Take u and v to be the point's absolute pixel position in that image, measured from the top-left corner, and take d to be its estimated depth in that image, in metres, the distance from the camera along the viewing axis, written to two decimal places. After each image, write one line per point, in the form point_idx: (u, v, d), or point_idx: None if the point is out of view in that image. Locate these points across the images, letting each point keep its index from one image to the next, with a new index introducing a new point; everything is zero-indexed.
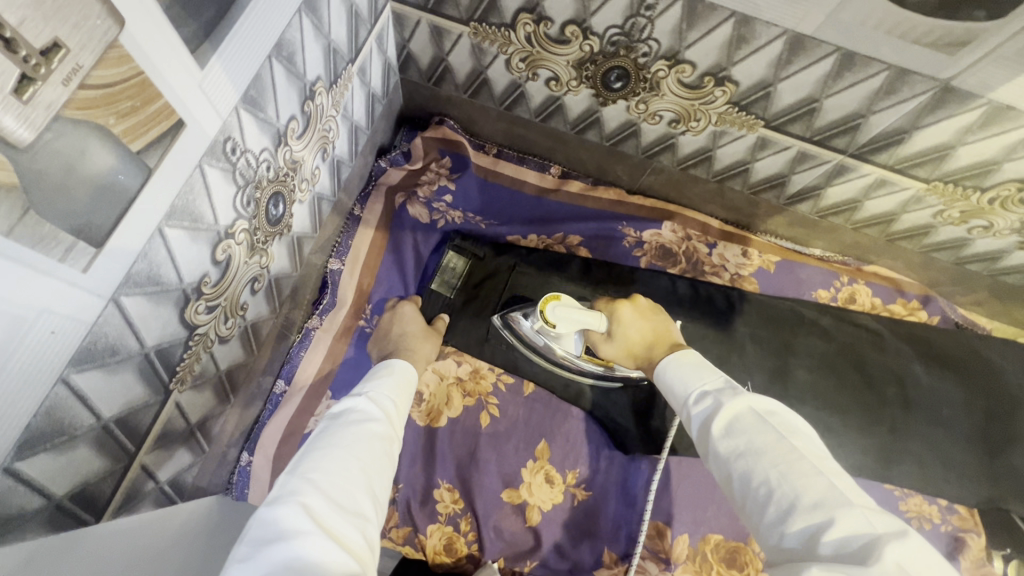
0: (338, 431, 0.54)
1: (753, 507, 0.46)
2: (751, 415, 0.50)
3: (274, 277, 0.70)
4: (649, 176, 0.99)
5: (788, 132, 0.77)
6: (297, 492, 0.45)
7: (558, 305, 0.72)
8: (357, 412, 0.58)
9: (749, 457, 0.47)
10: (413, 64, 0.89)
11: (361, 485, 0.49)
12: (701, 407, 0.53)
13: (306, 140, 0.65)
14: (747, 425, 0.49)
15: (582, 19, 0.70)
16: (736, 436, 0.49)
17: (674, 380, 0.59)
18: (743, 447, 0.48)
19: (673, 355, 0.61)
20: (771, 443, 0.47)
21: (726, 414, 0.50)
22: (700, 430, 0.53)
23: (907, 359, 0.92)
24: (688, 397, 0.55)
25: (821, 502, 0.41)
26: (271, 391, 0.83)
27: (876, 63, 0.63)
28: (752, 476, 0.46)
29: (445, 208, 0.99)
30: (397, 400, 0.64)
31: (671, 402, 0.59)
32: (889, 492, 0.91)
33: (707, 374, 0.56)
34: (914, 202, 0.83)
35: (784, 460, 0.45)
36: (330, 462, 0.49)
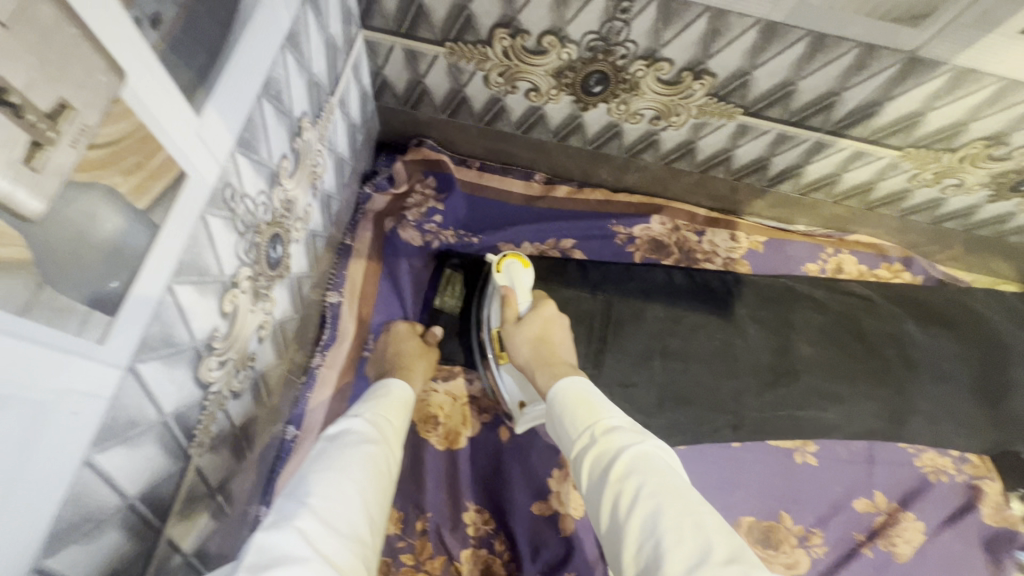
0: (339, 455, 0.51)
1: (652, 560, 0.42)
2: (655, 459, 0.49)
3: (278, 323, 0.68)
4: (634, 175, 1.00)
5: (766, 116, 0.79)
6: (294, 516, 0.42)
7: (515, 265, 0.80)
8: (353, 435, 0.55)
9: (655, 502, 0.45)
10: (388, 90, 0.88)
11: (354, 506, 0.47)
12: (606, 442, 0.52)
13: (297, 177, 0.64)
14: (651, 467, 0.48)
15: (559, 28, 0.70)
16: (642, 475, 0.47)
17: (568, 414, 0.58)
18: (651, 488, 0.46)
19: (572, 384, 0.61)
20: (671, 493, 0.45)
21: (637, 452, 0.49)
22: (597, 470, 0.51)
23: (900, 319, 0.97)
24: (594, 427, 0.54)
25: (732, 558, 0.40)
26: (282, 439, 0.80)
27: (846, 43, 0.65)
28: (658, 522, 0.44)
29: (436, 229, 0.96)
30: (393, 420, 0.61)
31: (566, 434, 0.57)
32: (903, 451, 0.94)
33: (607, 411, 0.56)
34: (890, 169, 0.87)
35: (691, 509, 0.44)
36: (325, 485, 0.47)
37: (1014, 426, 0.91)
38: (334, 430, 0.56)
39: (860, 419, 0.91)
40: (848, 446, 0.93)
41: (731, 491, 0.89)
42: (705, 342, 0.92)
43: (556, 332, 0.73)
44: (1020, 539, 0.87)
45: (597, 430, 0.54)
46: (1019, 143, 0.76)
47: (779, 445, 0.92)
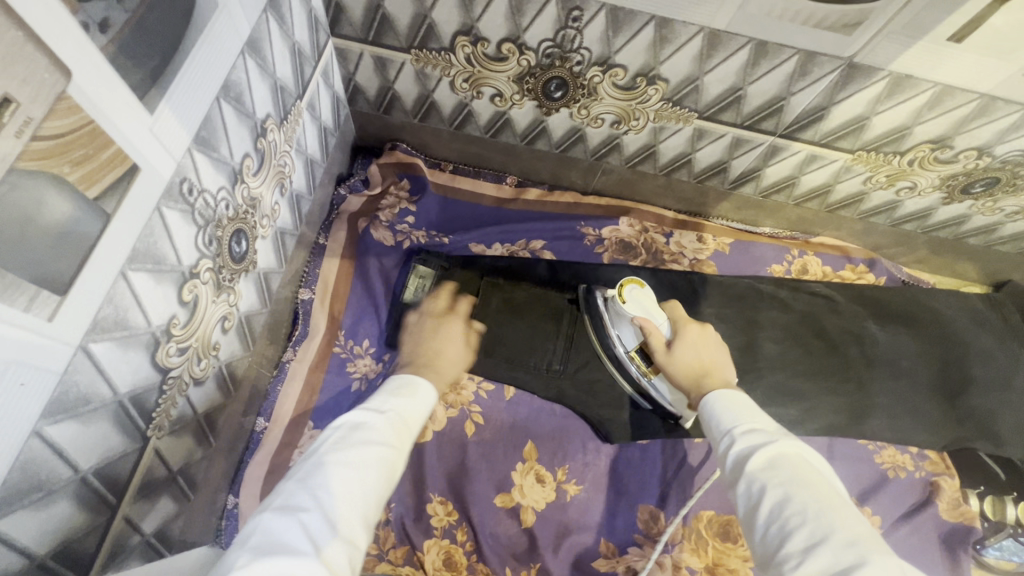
0: (354, 449, 0.52)
1: (779, 540, 0.45)
2: (793, 457, 0.51)
3: (244, 315, 0.70)
4: (601, 178, 1.03)
5: (720, 120, 0.83)
6: (296, 508, 0.45)
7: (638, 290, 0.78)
8: (374, 431, 0.56)
9: (787, 491, 0.48)
10: (361, 95, 0.91)
11: (353, 507, 0.48)
12: (744, 441, 0.54)
13: (262, 177, 0.67)
14: (788, 466, 0.50)
15: (516, 35, 0.74)
16: (781, 471, 0.49)
17: (715, 411, 0.61)
18: (787, 479, 0.48)
19: (723, 390, 0.63)
20: (806, 485, 0.47)
21: (775, 450, 0.52)
22: (735, 460, 0.54)
23: (863, 319, 0.99)
24: (735, 428, 0.57)
25: (854, 541, 0.42)
26: (252, 430, 0.82)
27: (786, 49, 0.69)
28: (787, 507, 0.46)
29: (408, 229, 0.99)
30: (410, 421, 0.62)
31: (710, 432, 0.60)
32: (863, 449, 0.95)
33: (758, 417, 0.58)
34: (845, 172, 0.89)
35: (824, 498, 0.46)
36: (331, 481, 0.49)
37: (973, 422, 0.93)
38: (360, 418, 0.57)
39: (820, 416, 0.93)
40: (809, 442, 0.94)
41: (686, 483, 0.88)
42: None
43: (709, 353, 0.72)
44: (975, 534, 0.89)
45: (741, 427, 0.56)
46: (964, 146, 0.79)
47: None
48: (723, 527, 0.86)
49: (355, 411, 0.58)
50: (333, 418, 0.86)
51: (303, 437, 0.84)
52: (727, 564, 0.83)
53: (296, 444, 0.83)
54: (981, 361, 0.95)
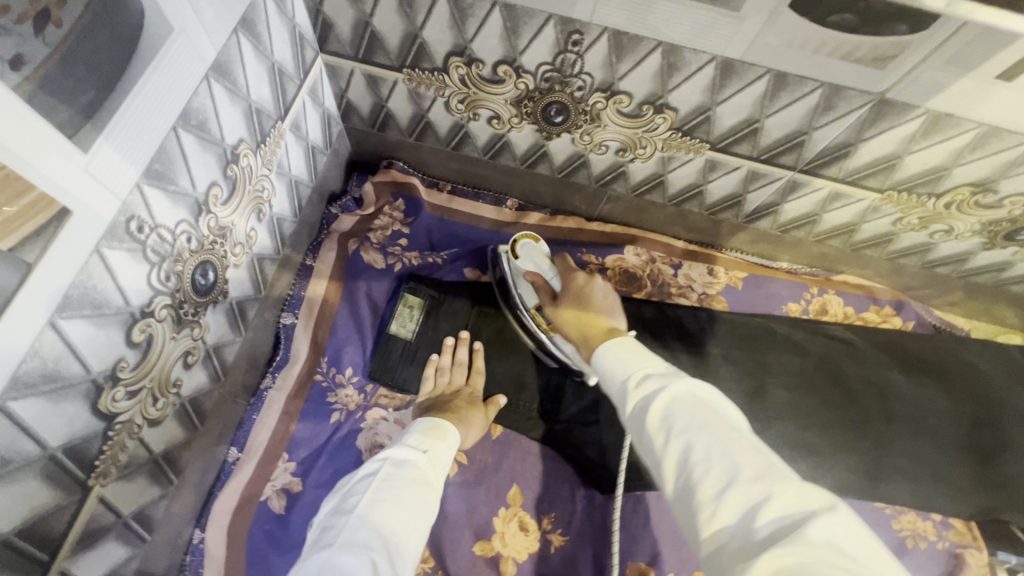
0: (404, 489, 0.58)
1: (688, 488, 0.45)
2: (679, 397, 0.49)
3: (212, 347, 0.67)
4: (607, 205, 0.97)
5: (734, 153, 0.76)
6: (362, 546, 0.49)
7: (530, 244, 0.87)
8: (418, 472, 0.62)
9: (685, 437, 0.46)
10: (354, 112, 0.87)
11: (409, 548, 0.53)
12: (640, 391, 0.53)
13: (234, 205, 0.63)
14: (679, 406, 0.49)
15: (512, 58, 0.69)
16: (675, 415, 0.48)
17: (611, 368, 0.59)
18: (682, 423, 0.47)
19: (614, 343, 0.62)
20: (700, 424, 0.46)
21: (665, 395, 0.50)
22: (636, 413, 0.52)
23: (886, 368, 0.91)
24: (630, 379, 0.55)
25: (757, 477, 0.41)
26: (225, 460, 0.79)
27: (808, 82, 0.62)
28: (688, 453, 0.46)
29: (400, 251, 0.95)
30: (444, 464, 0.67)
31: (612, 386, 0.58)
32: (881, 512, 0.88)
33: (646, 360, 0.57)
34: (872, 212, 0.82)
35: (718, 432, 0.45)
36: (388, 522, 0.53)
37: (1007, 491, 0.84)
38: (403, 457, 0.63)
39: (833, 474, 0.86)
40: None
41: (681, 541, 0.81)
42: None
43: (592, 300, 0.75)
44: None
45: (633, 379, 0.55)
46: (1009, 191, 0.71)
47: None
48: None
49: (397, 449, 0.65)
50: (308, 451, 0.82)
51: (277, 470, 0.80)
52: None
53: (269, 477, 0.79)
54: (1020, 423, 0.86)
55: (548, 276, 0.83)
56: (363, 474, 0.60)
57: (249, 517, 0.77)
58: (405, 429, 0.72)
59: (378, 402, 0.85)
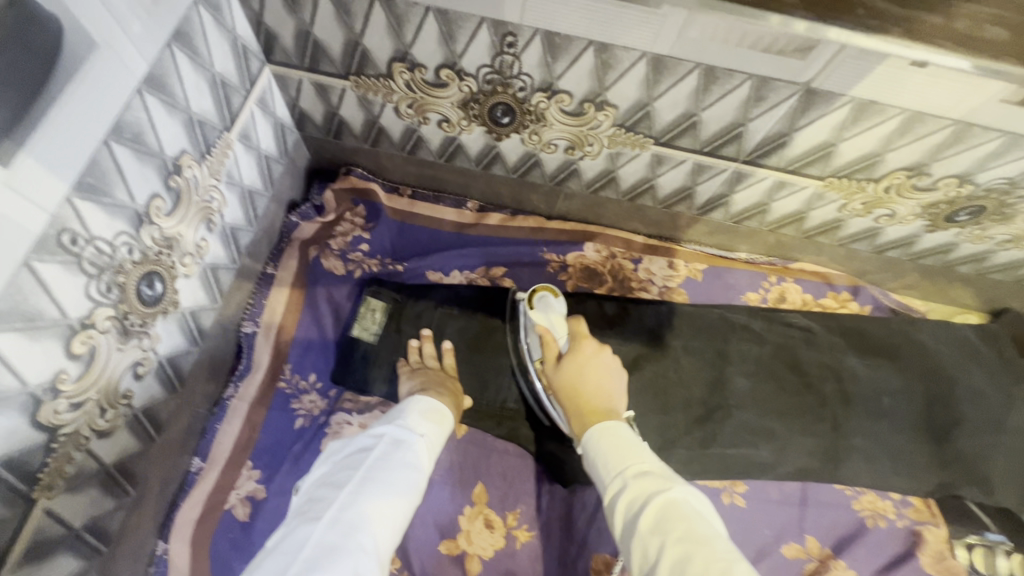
0: (393, 472, 0.61)
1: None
2: (680, 506, 0.48)
3: (164, 358, 0.67)
4: (564, 202, 0.99)
5: (678, 147, 0.77)
6: (349, 527, 0.54)
7: (548, 297, 0.84)
8: (412, 452, 0.65)
9: (682, 548, 0.45)
10: (308, 121, 0.88)
11: (392, 527, 0.58)
12: (636, 489, 0.52)
13: (180, 215, 0.64)
14: (679, 516, 0.47)
15: (452, 62, 0.70)
16: (670, 520, 0.47)
17: (600, 459, 0.58)
18: (679, 532, 0.46)
19: (605, 427, 0.60)
20: (700, 539, 0.45)
21: (663, 499, 0.49)
22: (628, 512, 0.51)
23: (842, 352, 0.93)
24: (625, 472, 0.54)
25: None
26: (187, 470, 0.80)
27: (736, 75, 0.64)
28: (685, 569, 0.44)
29: (361, 257, 0.96)
30: (436, 447, 0.70)
31: (600, 475, 0.57)
32: (841, 493, 0.89)
33: (640, 454, 0.56)
34: (817, 199, 0.84)
35: (716, 550, 0.44)
36: (377, 503, 0.57)
37: (963, 467, 0.86)
38: (399, 436, 0.66)
39: (793, 458, 0.87)
40: (783, 486, 0.89)
41: None
42: (634, 375, 0.90)
43: (597, 373, 0.69)
44: None
45: (629, 475, 0.54)
46: (942, 174, 0.73)
47: (707, 484, 0.89)
48: None
49: (394, 427, 0.67)
50: (273, 457, 0.82)
51: (240, 477, 0.80)
52: None
53: (234, 485, 0.80)
54: (971, 400, 0.89)
55: (558, 334, 0.78)
56: (357, 450, 0.64)
57: (213, 525, 0.78)
58: (403, 402, 0.73)
59: (342, 406, 0.86)
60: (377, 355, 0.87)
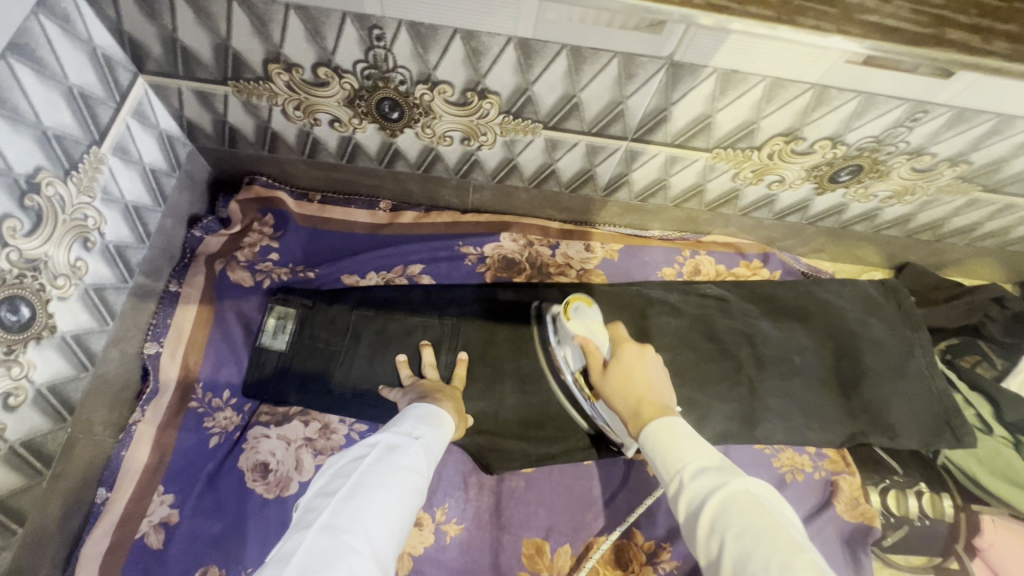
0: (388, 473, 0.59)
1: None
2: (742, 499, 0.49)
3: (43, 386, 0.65)
4: (476, 194, 0.99)
5: (567, 129, 0.79)
6: (340, 530, 0.51)
7: (582, 307, 0.80)
8: (408, 456, 0.63)
9: (745, 545, 0.46)
10: (199, 132, 0.86)
11: (388, 531, 0.54)
12: (695, 486, 0.53)
13: (45, 235, 0.61)
14: (742, 510, 0.48)
15: (327, 59, 0.69)
16: (731, 520, 0.48)
17: (656, 456, 0.58)
18: (744, 529, 0.47)
19: (654, 422, 0.60)
20: (762, 528, 0.46)
21: (725, 497, 0.50)
22: (690, 511, 0.52)
23: (754, 318, 0.97)
24: (682, 471, 0.55)
25: None
26: (93, 502, 0.77)
27: (603, 54, 0.65)
28: (753, 560, 0.45)
29: (270, 266, 0.93)
30: (434, 453, 0.68)
31: (656, 474, 0.58)
32: (761, 452, 0.92)
33: (696, 450, 0.56)
34: (710, 170, 0.86)
35: (778, 546, 0.45)
36: (372, 505, 0.55)
37: (871, 416, 0.90)
38: (396, 443, 0.65)
39: (714, 424, 0.90)
40: None
41: (573, 509, 0.85)
42: None
43: (646, 372, 0.67)
44: (875, 533, 0.85)
45: (687, 473, 0.54)
46: (815, 137, 0.77)
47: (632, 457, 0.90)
48: (614, 552, 0.82)
49: (390, 435, 0.66)
50: (185, 480, 0.80)
51: (151, 504, 0.78)
52: None
53: (144, 512, 0.77)
54: (874, 351, 0.94)
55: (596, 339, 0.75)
56: (351, 458, 0.62)
57: (122, 557, 0.75)
58: (401, 413, 0.73)
59: (259, 419, 0.84)
60: (289, 364, 0.85)
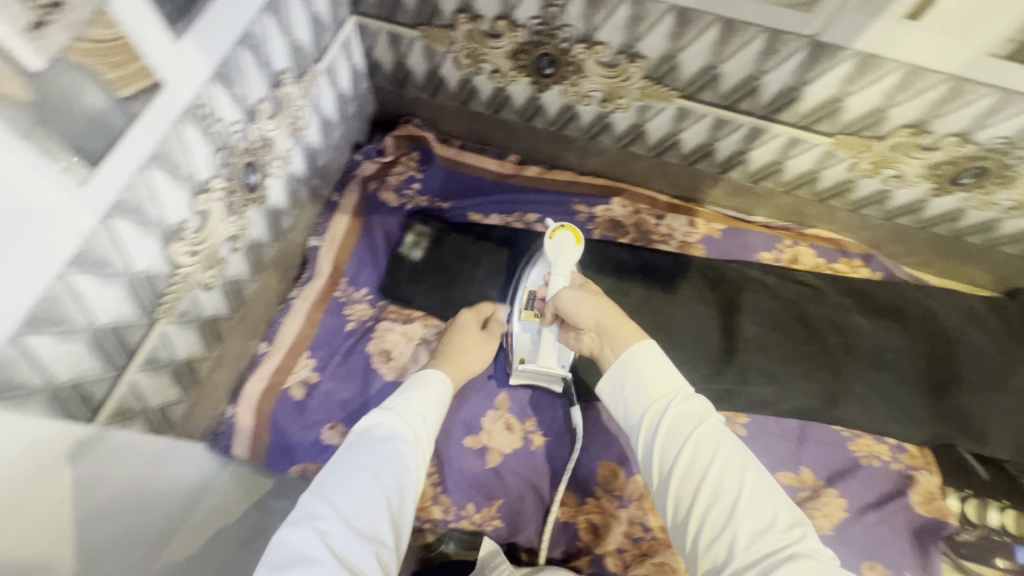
0: (355, 453, 0.60)
1: (716, 517, 0.53)
2: (728, 436, 0.58)
3: (252, 242, 0.81)
4: (596, 159, 1.10)
5: (701, 100, 0.88)
6: (311, 517, 0.53)
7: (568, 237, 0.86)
8: (383, 428, 0.64)
9: (726, 473, 0.55)
10: (379, 71, 1.03)
11: (364, 503, 0.56)
12: (677, 414, 0.60)
13: (277, 122, 0.78)
14: (727, 445, 0.57)
15: (508, 13, 0.83)
16: (717, 450, 0.56)
17: (633, 383, 0.64)
18: (729, 461, 0.56)
19: (635, 347, 0.66)
20: (742, 465, 0.55)
21: (716, 430, 0.58)
22: (666, 436, 0.60)
23: (848, 311, 1.00)
24: (671, 399, 0.61)
25: (796, 519, 0.51)
26: (255, 352, 0.93)
27: (751, 28, 0.74)
28: (730, 484, 0.54)
29: (413, 194, 1.08)
30: (422, 413, 0.68)
31: (636, 395, 0.64)
32: (838, 434, 0.93)
33: (681, 383, 0.63)
34: (828, 158, 0.92)
35: (755, 481, 0.54)
36: (343, 487, 0.56)
37: (960, 420, 0.91)
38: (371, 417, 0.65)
39: (794, 398, 0.94)
40: (781, 424, 0.94)
41: None
42: (648, 317, 1.01)
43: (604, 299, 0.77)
44: (947, 529, 0.85)
45: (671, 400, 0.61)
46: (943, 132, 0.80)
47: None
48: None
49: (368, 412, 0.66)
50: (327, 350, 0.95)
51: (299, 363, 0.93)
52: None
53: (291, 369, 0.93)
54: (971, 359, 0.94)
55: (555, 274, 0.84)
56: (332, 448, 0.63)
57: (272, 400, 0.90)
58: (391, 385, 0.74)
59: (387, 315, 0.98)
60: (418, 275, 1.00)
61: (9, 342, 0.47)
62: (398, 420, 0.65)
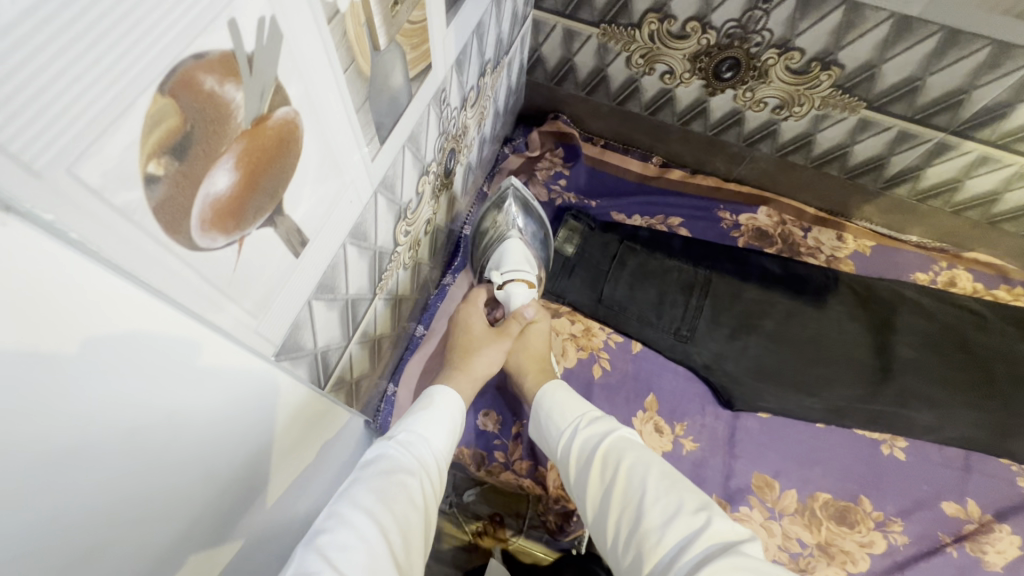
0: (364, 487, 0.49)
1: (633, 517, 0.55)
2: (629, 441, 0.61)
3: (435, 225, 0.84)
4: (745, 166, 1.08)
5: (890, 112, 0.85)
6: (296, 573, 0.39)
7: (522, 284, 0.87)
8: (392, 457, 0.54)
9: (639, 473, 0.57)
10: (541, 65, 1.04)
11: (371, 549, 0.43)
12: (589, 429, 0.64)
13: (474, 110, 0.80)
14: (626, 451, 0.60)
15: (703, 14, 0.82)
16: (620, 454, 0.59)
17: (547, 414, 0.70)
18: (624, 462, 0.59)
19: (547, 387, 0.72)
20: (643, 463, 0.58)
21: (607, 441, 0.62)
22: (587, 452, 0.63)
23: (1011, 339, 0.95)
24: (570, 424, 0.66)
25: (703, 506, 0.53)
26: (412, 334, 0.95)
27: (979, 39, 0.71)
28: (639, 483, 0.57)
29: (560, 189, 1.09)
30: (433, 443, 0.58)
31: (548, 426, 0.69)
32: (1007, 468, 0.90)
33: (583, 407, 0.68)
34: (1018, 178, 0.89)
35: (667, 479, 0.56)
36: (348, 529, 0.44)
37: None
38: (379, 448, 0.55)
39: (959, 425, 0.91)
40: (945, 451, 0.91)
41: (808, 460, 0.89)
42: (796, 329, 0.97)
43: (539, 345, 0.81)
44: None
45: (583, 419, 0.66)
46: None
47: (866, 434, 0.92)
48: (839, 512, 0.86)
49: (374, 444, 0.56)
50: None
51: None
52: (841, 545, 0.84)
53: None
54: None
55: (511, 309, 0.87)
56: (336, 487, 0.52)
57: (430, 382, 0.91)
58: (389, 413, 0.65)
59: None
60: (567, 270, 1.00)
61: (304, 306, 0.49)
62: (406, 449, 0.55)
